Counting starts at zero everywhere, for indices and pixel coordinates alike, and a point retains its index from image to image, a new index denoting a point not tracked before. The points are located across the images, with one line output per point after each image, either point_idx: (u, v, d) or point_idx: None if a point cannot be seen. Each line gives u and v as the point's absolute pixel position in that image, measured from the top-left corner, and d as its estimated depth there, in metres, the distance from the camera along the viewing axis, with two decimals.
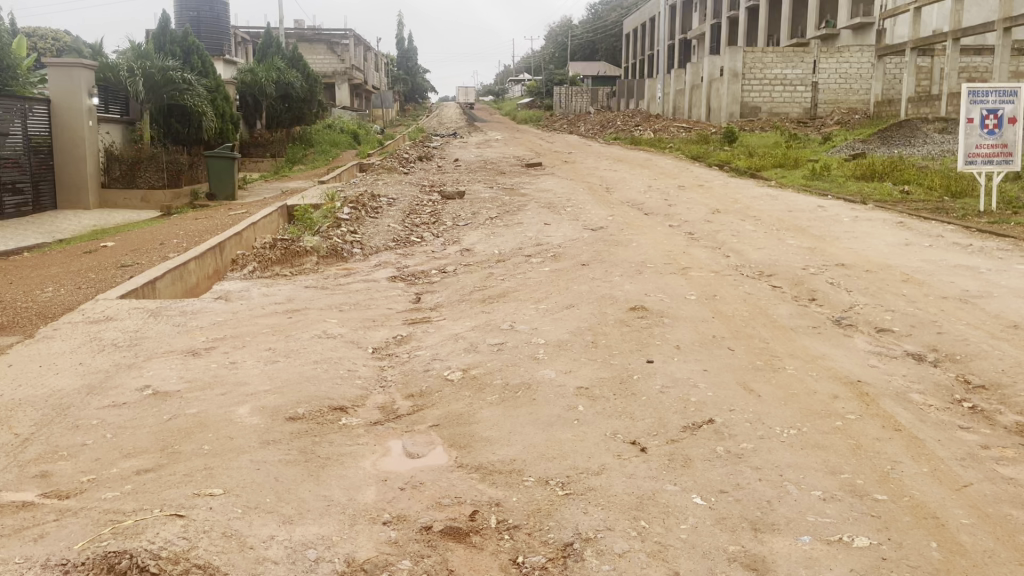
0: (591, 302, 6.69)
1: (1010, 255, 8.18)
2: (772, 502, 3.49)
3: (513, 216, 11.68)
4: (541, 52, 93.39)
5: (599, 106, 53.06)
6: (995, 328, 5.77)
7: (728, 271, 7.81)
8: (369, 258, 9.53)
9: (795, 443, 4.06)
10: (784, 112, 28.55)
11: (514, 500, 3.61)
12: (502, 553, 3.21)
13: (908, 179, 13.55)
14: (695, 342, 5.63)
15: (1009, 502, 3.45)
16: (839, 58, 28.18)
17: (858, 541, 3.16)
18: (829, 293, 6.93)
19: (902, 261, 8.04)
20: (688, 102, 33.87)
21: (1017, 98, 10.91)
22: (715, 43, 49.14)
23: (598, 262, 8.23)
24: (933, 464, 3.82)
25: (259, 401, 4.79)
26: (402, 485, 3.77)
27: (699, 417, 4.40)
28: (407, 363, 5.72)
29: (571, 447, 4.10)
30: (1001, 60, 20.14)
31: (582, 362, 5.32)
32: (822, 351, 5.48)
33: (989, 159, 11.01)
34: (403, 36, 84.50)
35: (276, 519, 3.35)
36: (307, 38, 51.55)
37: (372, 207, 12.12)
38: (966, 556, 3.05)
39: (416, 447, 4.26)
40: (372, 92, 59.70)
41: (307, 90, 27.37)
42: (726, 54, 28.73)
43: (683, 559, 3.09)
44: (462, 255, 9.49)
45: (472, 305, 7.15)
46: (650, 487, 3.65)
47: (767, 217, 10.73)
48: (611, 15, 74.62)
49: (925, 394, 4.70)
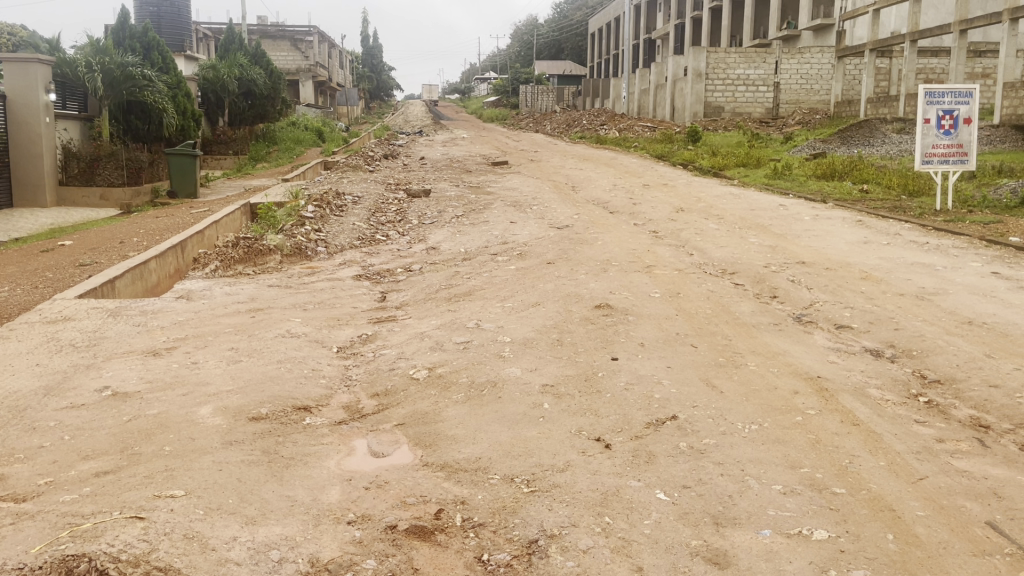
0: (556, 301, 6.71)
1: (965, 254, 8.35)
2: (733, 496, 3.54)
3: (478, 215, 11.65)
4: (508, 49, 93.17)
5: (565, 105, 53.06)
6: (950, 324, 5.90)
7: (691, 269, 7.87)
8: (333, 258, 9.42)
9: (756, 438, 4.13)
10: (746, 112, 28.89)
11: (479, 498, 3.61)
12: (467, 551, 3.21)
13: (867, 179, 13.75)
14: (659, 340, 5.67)
15: (963, 494, 3.54)
16: (800, 59, 28.58)
17: (817, 534, 3.22)
18: (789, 291, 7.03)
19: (861, 259, 8.15)
20: (652, 101, 34.04)
21: (972, 99, 11.17)
22: (678, 43, 49.46)
23: (564, 262, 8.23)
24: (889, 457, 3.90)
25: (221, 401, 4.74)
26: (366, 484, 3.76)
27: (662, 413, 4.45)
28: (372, 362, 5.69)
29: (536, 445, 4.12)
30: (958, 61, 20.55)
31: (548, 360, 5.33)
32: (783, 348, 5.56)
33: (945, 159, 11.25)
34: (368, 34, 83.72)
35: (238, 521, 3.32)
36: (270, 35, 51.19)
37: (336, 206, 12.02)
38: (921, 548, 3.12)
39: (380, 446, 4.25)
40: (337, 90, 59.08)
41: (268, 87, 27.02)
42: (690, 54, 28.91)
43: (647, 554, 3.13)
44: (428, 254, 9.43)
45: (438, 305, 7.11)
46: (615, 483, 3.69)
47: (729, 217, 10.79)
48: (576, 15, 74.96)
49: (882, 390, 4.80)
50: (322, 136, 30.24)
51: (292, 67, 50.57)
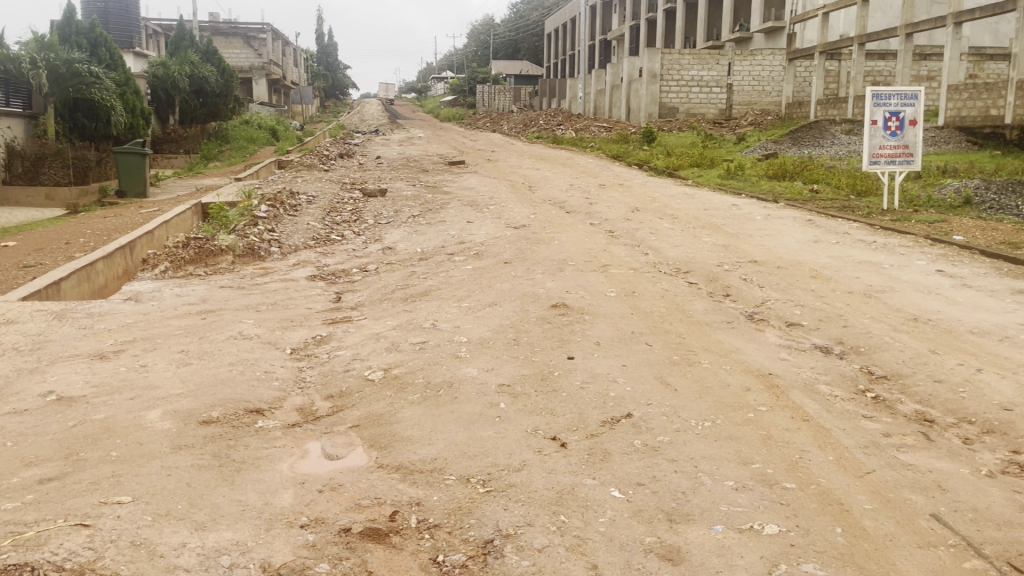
0: (513, 300, 6.71)
1: (910, 252, 8.58)
2: (687, 493, 3.57)
3: (434, 215, 11.61)
4: (465, 47, 93.07)
5: (521, 105, 53.16)
6: (897, 321, 6.04)
7: (645, 268, 7.93)
8: (287, 258, 9.32)
9: (708, 435, 4.17)
10: (700, 112, 29.26)
11: (434, 499, 3.60)
12: (422, 553, 3.19)
13: (817, 180, 14.03)
14: (615, 339, 5.71)
15: (908, 487, 3.63)
16: (752, 61, 29.03)
17: (767, 529, 3.27)
18: (742, 289, 7.13)
19: (810, 258, 8.31)
20: (608, 102, 34.31)
21: (917, 101, 11.45)
22: (633, 44, 49.88)
23: (521, 261, 8.24)
24: (838, 452, 3.98)
25: (171, 405, 4.65)
26: (320, 487, 3.72)
27: (618, 412, 4.48)
28: (326, 363, 5.63)
29: (492, 445, 4.11)
30: (904, 64, 21.05)
31: (504, 360, 5.33)
32: (734, 345, 5.64)
33: (892, 160, 11.51)
34: (322, 32, 82.79)
35: (187, 526, 3.26)
36: (222, 32, 50.24)
37: (290, 205, 11.86)
38: (869, 540, 3.19)
39: (335, 448, 4.20)
40: (291, 88, 58.29)
41: (220, 84, 26.60)
42: (645, 55, 29.17)
43: (601, 552, 3.14)
44: (384, 254, 9.36)
45: (394, 304, 7.07)
46: (570, 481, 3.70)
47: (684, 217, 10.91)
48: (532, 15, 75.15)
49: (831, 386, 4.89)
50: (276, 134, 29.84)
51: (245, 65, 49.76)
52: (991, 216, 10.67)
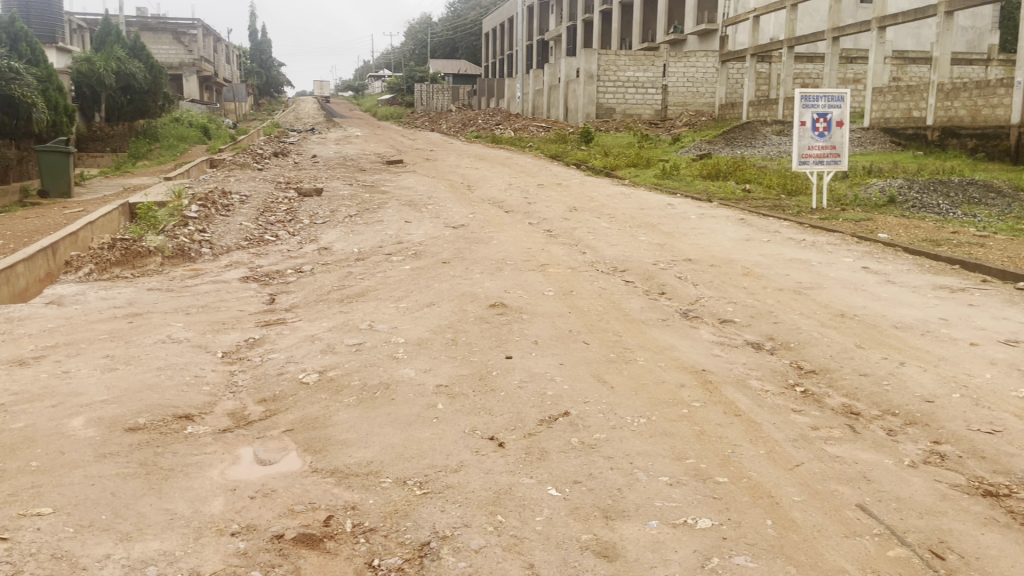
0: (451, 300, 6.67)
1: (838, 249, 8.83)
2: (622, 489, 3.61)
3: (370, 214, 11.48)
4: (402, 44, 92.33)
5: (460, 104, 53.01)
6: (825, 317, 6.21)
7: (583, 268, 7.97)
8: (219, 259, 9.12)
9: (644, 431, 4.22)
10: (637, 113, 29.59)
11: (370, 502, 3.55)
12: (357, 557, 3.14)
13: (749, 180, 14.34)
14: (553, 338, 5.73)
15: (835, 479, 3.72)
16: (686, 62, 29.52)
17: (701, 523, 3.32)
18: (676, 286, 7.25)
19: (743, 256, 8.49)
20: (546, 102, 34.48)
21: (843, 103, 11.79)
22: (570, 44, 50.18)
23: (459, 261, 8.21)
24: (768, 445, 4.06)
25: (96, 412, 4.49)
26: (252, 493, 3.64)
27: (555, 409, 4.50)
28: (260, 366, 5.51)
29: (429, 446, 4.08)
30: (831, 67, 21.66)
31: (442, 360, 5.30)
32: (669, 343, 5.71)
33: (820, 160, 11.84)
34: (256, 28, 81.13)
35: (111, 537, 3.16)
36: (150, 27, 48.85)
37: (222, 205, 11.59)
38: (797, 532, 3.27)
39: (268, 454, 4.11)
40: (224, 86, 57.01)
41: (149, 81, 25.87)
42: (582, 56, 29.34)
43: (538, 551, 3.14)
44: (320, 254, 9.24)
45: (329, 305, 6.99)
46: (507, 481, 3.70)
47: (621, 216, 11.04)
48: (470, 15, 75.01)
49: (762, 380, 5.01)
50: (207, 132, 29.12)
51: (174, 61, 48.43)
52: (913, 214, 11.06)
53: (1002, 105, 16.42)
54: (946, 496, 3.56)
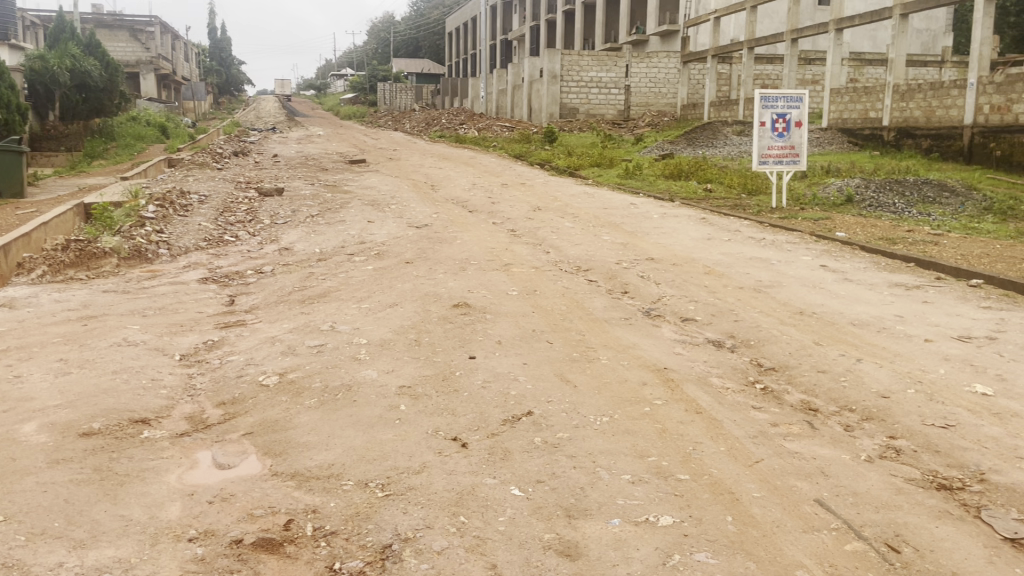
0: (414, 300, 6.64)
1: (797, 248, 8.96)
2: (585, 488, 3.62)
3: (332, 214, 11.37)
4: (365, 43, 91.70)
5: (423, 103, 52.78)
6: (784, 315, 6.29)
7: (547, 267, 7.98)
8: (177, 260, 8.98)
9: (607, 430, 4.24)
10: (600, 113, 29.73)
11: (331, 505, 3.51)
12: (318, 561, 3.11)
13: (710, 179, 14.48)
14: (516, 337, 5.73)
15: (794, 474, 3.77)
16: (649, 62, 29.73)
17: (662, 520, 3.34)
18: (639, 285, 7.29)
19: (704, 254, 8.57)
20: (510, 101, 34.50)
21: (802, 104, 11.97)
22: (534, 45, 50.25)
23: (422, 261, 8.17)
24: (729, 442, 4.10)
25: (49, 417, 4.39)
26: (210, 498, 3.58)
27: (519, 409, 4.50)
28: (218, 369, 5.43)
29: (392, 447, 4.05)
30: (790, 68, 21.96)
31: (405, 361, 5.27)
32: (632, 341, 5.74)
33: (779, 160, 12.00)
34: (215, 26, 79.99)
35: (63, 545, 3.10)
36: (106, 24, 48.14)
37: (180, 205, 11.42)
38: (757, 527, 3.30)
39: (226, 458, 4.05)
40: (183, 84, 56.12)
41: (105, 79, 25.38)
42: (545, 56, 29.40)
43: (501, 551, 3.14)
44: (280, 254, 9.15)
45: (290, 306, 6.91)
46: (470, 482, 3.68)
47: (584, 215, 11.09)
48: (433, 14, 74.73)
49: (723, 378, 5.05)
50: (166, 131, 28.64)
51: (131, 58, 47.64)
52: (871, 213, 11.26)
53: (955, 107, 16.72)
54: (901, 490, 3.63)
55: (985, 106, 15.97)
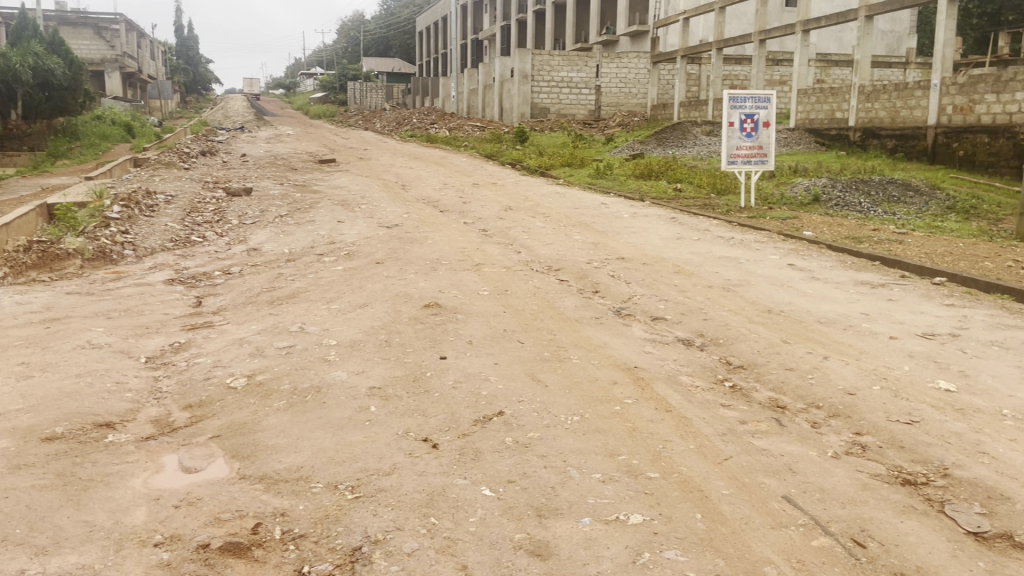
0: (385, 301, 6.61)
1: (765, 247, 9.05)
2: (556, 487, 3.62)
3: (302, 214, 11.28)
4: (334, 42, 91.06)
5: (394, 102, 52.47)
6: (752, 313, 6.35)
7: (518, 267, 7.98)
8: (142, 261, 8.84)
9: (577, 429, 4.25)
10: (571, 113, 29.81)
11: (300, 508, 3.48)
12: (286, 565, 3.07)
13: (680, 179, 14.58)
14: (487, 337, 5.72)
15: (762, 471, 3.80)
16: (619, 62, 29.87)
17: (632, 519, 3.35)
18: (610, 285, 7.32)
19: (674, 254, 8.63)
20: (481, 101, 34.48)
21: (770, 104, 12.09)
22: (505, 45, 50.24)
23: (392, 261, 8.14)
24: (698, 440, 4.13)
25: (9, 422, 4.30)
26: (176, 502, 3.53)
27: (490, 409, 4.49)
28: (185, 372, 5.35)
29: (362, 449, 4.03)
30: (758, 69, 22.18)
31: (375, 362, 5.24)
32: (602, 340, 5.77)
33: (747, 160, 12.11)
34: (182, 24, 78.93)
35: (25, 552, 3.05)
36: (70, 22, 46.79)
37: (146, 206, 11.26)
38: (726, 524, 3.32)
39: (193, 461, 4.00)
40: (148, 82, 55.28)
41: (69, 77, 24.92)
42: (516, 55, 29.40)
43: (471, 552, 3.13)
44: (248, 255, 9.06)
45: (259, 307, 6.83)
46: (441, 483, 3.67)
47: (555, 215, 11.12)
48: (403, 12, 74.40)
49: (692, 376, 5.09)
50: (131, 130, 28.19)
51: (96, 56, 46.96)
52: (837, 212, 11.42)
53: (919, 108, 16.99)
54: (867, 486, 3.67)
55: (949, 106, 16.24)
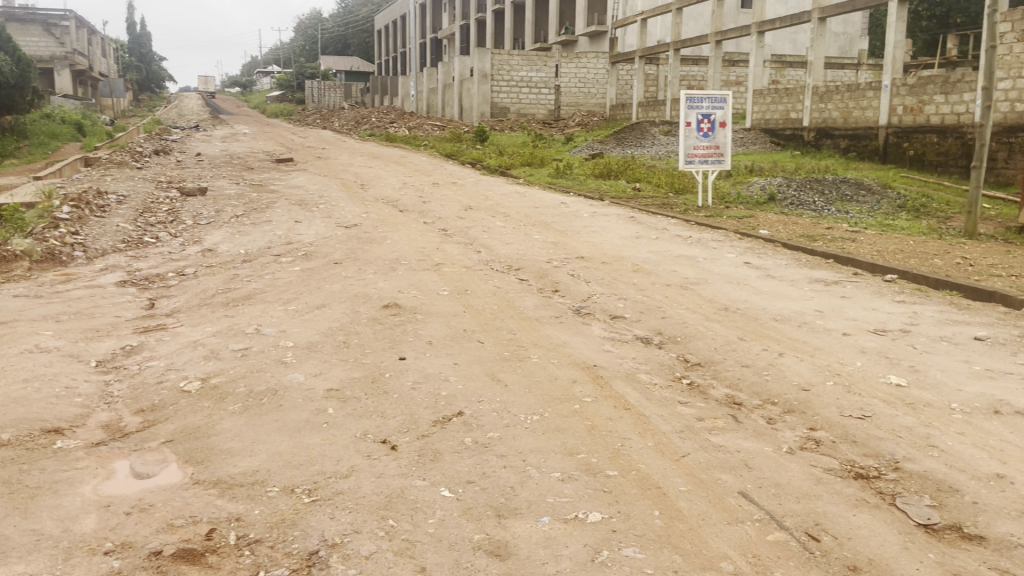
0: (343, 301, 6.55)
1: (722, 246, 9.16)
2: (515, 487, 3.61)
3: (258, 214, 11.13)
4: (292, 41, 90.03)
5: (352, 100, 51.99)
6: (710, 311, 6.42)
7: (478, 267, 7.97)
8: (93, 263, 8.64)
9: (537, 428, 4.25)
10: (530, 112, 29.87)
11: (256, 513, 3.42)
12: (241, 571, 3.03)
13: (639, 178, 14.69)
14: (447, 337, 5.70)
15: (718, 467, 3.84)
16: (578, 62, 30.01)
17: (591, 517, 3.36)
18: (569, 284, 7.33)
19: (633, 253, 8.70)
20: (441, 100, 34.37)
21: (726, 105, 12.23)
22: (464, 44, 50.09)
23: (351, 261, 8.07)
24: (656, 437, 4.16)
25: None
26: (128, 509, 3.46)
27: (449, 410, 4.47)
28: (137, 375, 5.24)
29: (319, 452, 3.98)
30: (715, 70, 22.42)
31: (333, 363, 5.19)
32: (562, 339, 5.78)
33: (704, 160, 12.25)
34: (134, 20, 77.36)
35: None
36: (17, 17, 45.63)
37: (97, 205, 11.01)
38: (684, 521, 3.35)
39: (145, 467, 3.92)
40: (99, 79, 54.12)
41: (17, 75, 24.23)
42: (475, 55, 29.34)
43: (430, 554, 3.11)
44: (203, 256, 8.91)
45: (214, 309, 6.72)
46: (399, 485, 3.64)
47: (515, 214, 11.12)
48: (361, 10, 73.86)
49: (650, 373, 5.13)
50: (82, 129, 27.55)
51: (44, 53, 45.91)
52: (792, 211, 11.60)
53: (871, 108, 17.32)
54: (821, 480, 3.73)
55: (899, 107, 16.59)
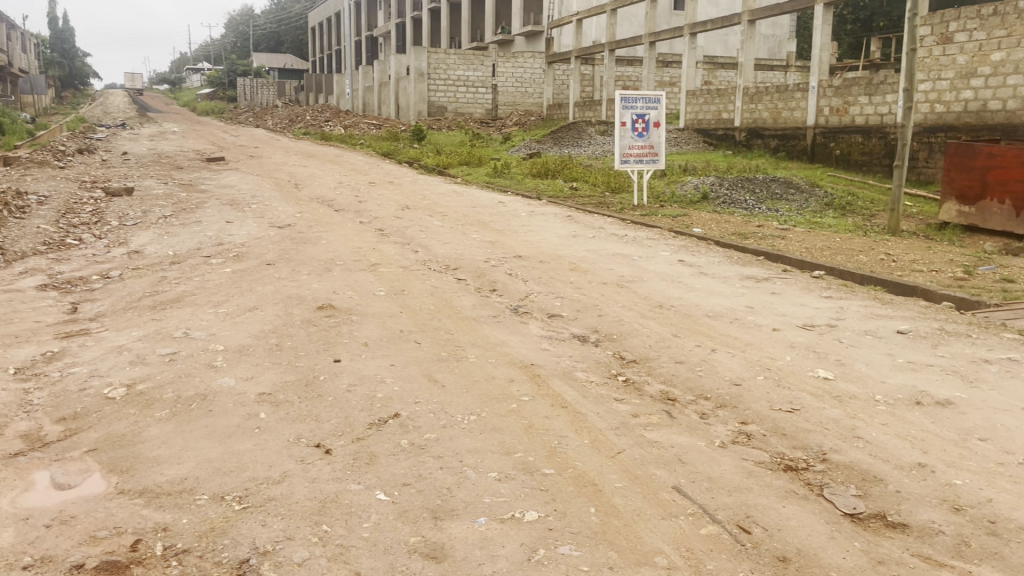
0: (275, 303, 6.43)
1: (657, 244, 9.29)
2: (452, 488, 3.59)
3: (188, 215, 10.84)
4: (223, 37, 88.02)
5: (286, 98, 51.08)
6: (645, 308, 6.50)
7: (414, 267, 7.92)
8: (12, 266, 8.29)
9: (474, 428, 4.23)
10: (467, 111, 29.83)
11: (183, 522, 3.33)
12: None
13: (576, 177, 14.79)
14: (382, 338, 5.64)
15: (653, 463, 3.89)
16: (515, 62, 30.09)
17: (527, 516, 3.36)
18: (506, 284, 7.33)
19: (569, 251, 8.75)
20: (377, 99, 34.05)
21: (659, 105, 12.39)
22: (400, 43, 49.69)
23: (284, 262, 7.92)
24: (592, 435, 4.19)
25: None
26: (47, 522, 3.32)
27: (385, 412, 4.42)
28: (58, 383, 5.04)
29: (250, 458, 3.89)
30: (649, 70, 22.70)
31: (265, 367, 5.08)
32: (499, 338, 5.78)
33: (639, 159, 12.39)
34: (56, 15, 74.49)
35: None
36: None
37: (16, 206, 10.57)
38: (618, 517, 3.38)
39: (67, 477, 3.77)
40: (19, 76, 51.89)
41: None
42: (411, 53, 29.14)
43: (365, 558, 3.07)
44: (130, 258, 8.64)
45: (141, 313, 6.53)
46: (334, 489, 3.58)
47: (452, 214, 11.08)
48: (294, 7, 72.67)
49: (587, 371, 5.16)
50: None
51: None
52: (725, 209, 11.84)
53: (799, 109, 17.78)
54: (752, 473, 3.80)
55: (825, 108, 17.06)
